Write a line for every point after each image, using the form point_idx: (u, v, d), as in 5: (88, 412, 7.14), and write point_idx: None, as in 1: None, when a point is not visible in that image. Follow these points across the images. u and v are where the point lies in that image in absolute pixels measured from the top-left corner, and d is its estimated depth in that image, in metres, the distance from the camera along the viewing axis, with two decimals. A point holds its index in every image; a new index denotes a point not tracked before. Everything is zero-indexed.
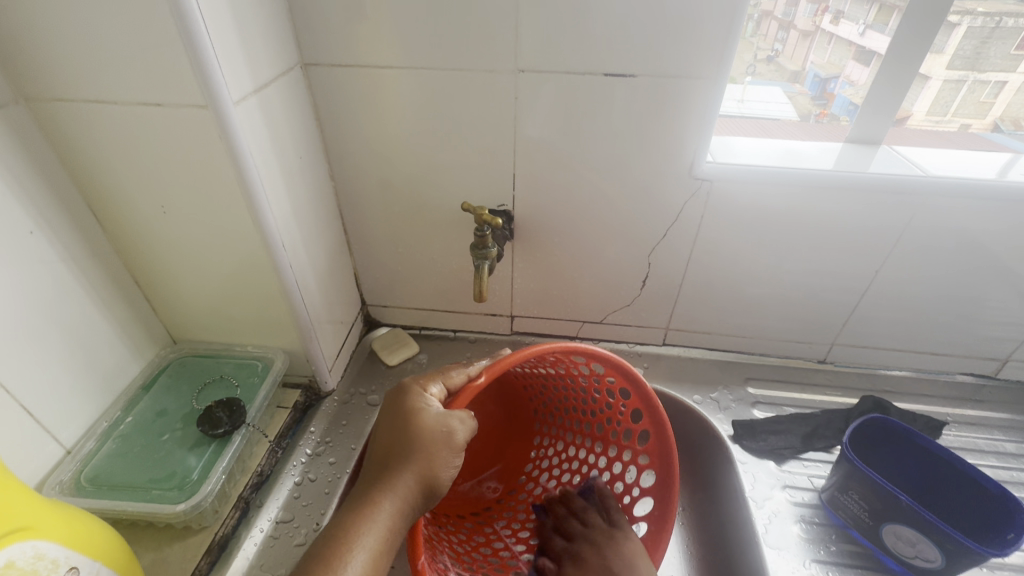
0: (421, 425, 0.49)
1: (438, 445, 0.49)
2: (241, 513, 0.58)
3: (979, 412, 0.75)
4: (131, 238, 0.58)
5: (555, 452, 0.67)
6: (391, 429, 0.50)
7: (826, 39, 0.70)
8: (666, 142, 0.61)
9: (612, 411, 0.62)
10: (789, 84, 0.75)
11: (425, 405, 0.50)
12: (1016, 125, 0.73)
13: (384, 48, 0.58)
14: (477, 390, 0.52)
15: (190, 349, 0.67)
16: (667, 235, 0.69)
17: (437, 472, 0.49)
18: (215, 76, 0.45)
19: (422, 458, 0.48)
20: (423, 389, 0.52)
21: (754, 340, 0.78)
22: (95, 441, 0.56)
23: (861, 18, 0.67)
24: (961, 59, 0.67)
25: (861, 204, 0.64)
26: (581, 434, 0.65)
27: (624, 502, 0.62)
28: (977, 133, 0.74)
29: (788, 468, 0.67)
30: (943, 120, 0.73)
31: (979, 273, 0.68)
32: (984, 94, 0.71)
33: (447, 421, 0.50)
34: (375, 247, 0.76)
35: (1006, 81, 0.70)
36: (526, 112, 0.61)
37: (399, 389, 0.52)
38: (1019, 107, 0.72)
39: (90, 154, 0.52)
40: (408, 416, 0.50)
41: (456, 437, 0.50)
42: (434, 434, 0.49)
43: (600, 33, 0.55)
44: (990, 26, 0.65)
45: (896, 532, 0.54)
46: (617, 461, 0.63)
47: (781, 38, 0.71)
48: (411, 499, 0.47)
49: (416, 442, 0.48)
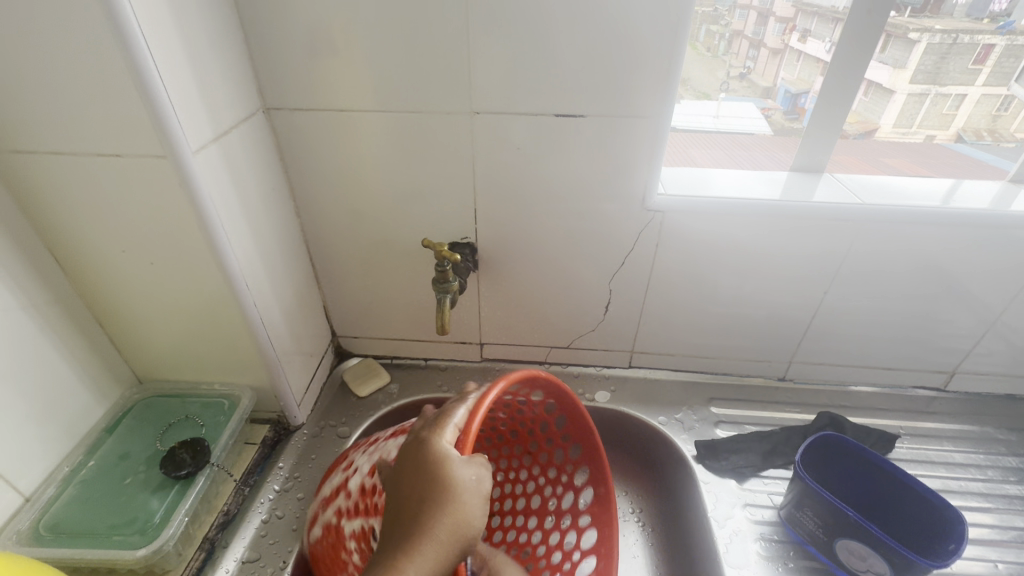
0: (447, 471, 0.43)
1: (461, 500, 0.42)
2: (206, 554, 0.58)
3: (931, 424, 0.78)
4: (93, 282, 0.58)
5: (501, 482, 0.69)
6: (414, 481, 0.43)
7: (796, 56, 0.73)
8: (619, 175, 0.64)
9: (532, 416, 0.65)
10: (763, 100, 0.79)
11: (449, 452, 0.43)
12: (977, 135, 0.79)
13: (345, 92, 0.61)
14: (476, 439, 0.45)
15: (156, 390, 0.67)
16: (625, 263, 0.71)
17: (467, 533, 0.42)
18: (174, 129, 0.47)
19: (453, 510, 0.42)
20: (438, 438, 0.44)
21: (718, 360, 0.81)
22: (55, 487, 0.56)
23: (827, 37, 0.67)
24: (922, 74, 0.71)
25: (807, 229, 0.67)
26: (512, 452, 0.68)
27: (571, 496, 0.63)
28: (941, 142, 0.81)
29: (749, 486, 0.69)
30: (910, 131, 0.79)
31: (921, 290, 0.72)
32: (947, 106, 0.75)
33: (472, 472, 0.43)
34: (344, 280, 0.77)
35: (966, 94, 0.74)
36: (484, 150, 0.63)
37: (418, 439, 0.45)
38: (980, 119, 0.77)
39: (50, 203, 0.52)
40: (430, 472, 0.43)
41: (485, 487, 0.44)
42: (462, 486, 0.42)
43: (551, 75, 0.58)
44: (947, 43, 0.69)
45: (848, 546, 0.56)
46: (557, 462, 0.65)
47: (753, 55, 0.76)
48: (446, 561, 0.41)
49: (447, 497, 0.42)
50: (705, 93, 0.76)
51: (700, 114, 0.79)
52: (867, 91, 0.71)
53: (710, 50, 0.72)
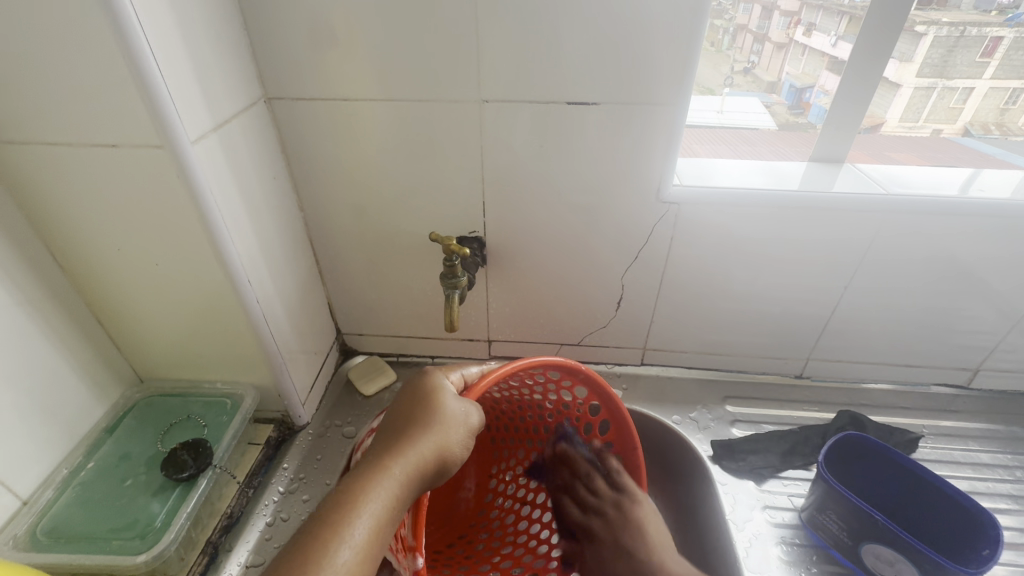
0: (442, 402, 0.49)
1: (454, 424, 0.48)
2: (210, 558, 0.56)
3: (954, 423, 0.76)
4: (92, 278, 0.56)
5: (518, 472, 0.67)
6: (410, 404, 0.49)
7: (800, 49, 0.71)
8: (633, 166, 0.61)
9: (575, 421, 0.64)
10: (767, 95, 0.78)
11: (447, 386, 0.51)
12: (985, 129, 0.76)
13: (348, 81, 0.58)
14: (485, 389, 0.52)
15: (157, 389, 0.65)
16: (638, 257, 0.69)
17: (450, 451, 0.48)
18: (171, 117, 0.45)
19: (439, 425, 0.48)
20: (445, 374, 0.53)
21: (732, 357, 0.79)
22: (54, 489, 0.54)
23: (832, 30, 0.67)
24: (930, 67, 0.69)
25: (828, 221, 0.65)
26: (544, 453, 0.66)
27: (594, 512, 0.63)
28: (947, 136, 0.78)
29: (768, 488, 0.66)
30: (916, 126, 0.75)
31: (945, 285, 0.69)
32: (954, 100, 0.73)
33: (465, 405, 0.50)
34: (348, 276, 0.75)
35: (973, 87, 0.72)
36: (493, 140, 0.61)
37: (420, 372, 0.53)
38: (988, 112, 0.74)
39: (45, 196, 0.50)
40: (432, 396, 0.50)
41: (472, 420, 0.50)
42: (453, 413, 0.49)
43: (563, 61, 0.56)
44: (955, 35, 0.67)
45: (874, 551, 0.54)
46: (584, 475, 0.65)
47: (757, 50, 0.73)
48: (425, 469, 0.46)
49: (437, 416, 0.48)
50: (706, 87, 0.73)
51: (704, 109, 0.76)
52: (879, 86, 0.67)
53: (714, 44, 0.69)
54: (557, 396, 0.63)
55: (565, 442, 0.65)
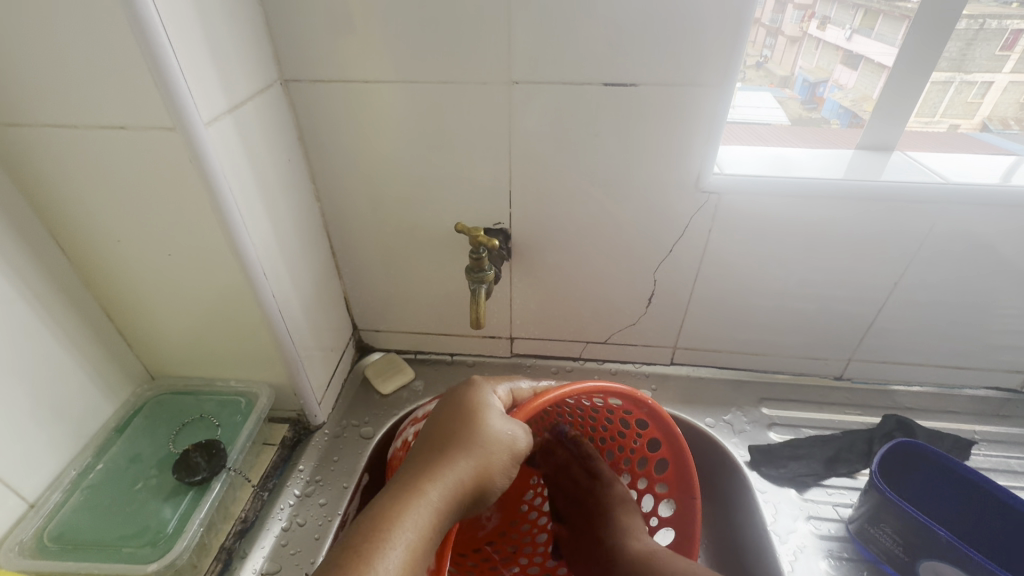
0: (487, 422, 0.47)
1: (499, 448, 0.46)
2: (223, 565, 0.54)
3: (1006, 429, 0.71)
4: (101, 270, 0.54)
5: (556, 485, 0.64)
6: (452, 422, 0.48)
7: (814, 44, 0.67)
8: (670, 154, 0.57)
9: (626, 439, 0.62)
10: (779, 90, 0.71)
11: (493, 404, 0.49)
12: (1004, 125, 0.70)
13: (369, 62, 0.55)
14: (534, 409, 0.50)
15: (169, 386, 0.63)
16: (673, 250, 0.65)
17: (490, 477, 0.46)
18: (184, 96, 0.42)
19: (480, 446, 0.46)
20: (491, 390, 0.51)
21: (768, 357, 0.75)
22: (61, 492, 0.52)
23: (846, 23, 0.65)
24: (949, 62, 0.62)
25: (879, 213, 0.60)
26: (584, 464, 0.64)
27: (641, 529, 0.61)
28: (965, 133, 0.71)
29: (811, 497, 0.62)
30: (932, 121, 0.70)
31: (1003, 283, 0.64)
32: (972, 94, 0.67)
33: (511, 427, 0.48)
34: (366, 269, 0.72)
35: (993, 81, 0.67)
36: (522, 125, 0.57)
37: (468, 384, 0.51)
38: (1008, 107, 0.69)
39: (51, 183, 0.48)
40: (478, 413, 0.48)
41: (517, 445, 0.47)
42: (498, 435, 0.47)
43: (599, 39, 0.52)
44: (974, 28, 0.60)
45: (935, 569, 0.50)
46: (629, 488, 0.63)
47: (769, 44, 0.66)
48: (461, 494, 0.44)
49: (481, 437, 0.46)
50: None
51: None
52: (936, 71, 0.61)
53: None
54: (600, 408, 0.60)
55: (608, 450, 0.65)
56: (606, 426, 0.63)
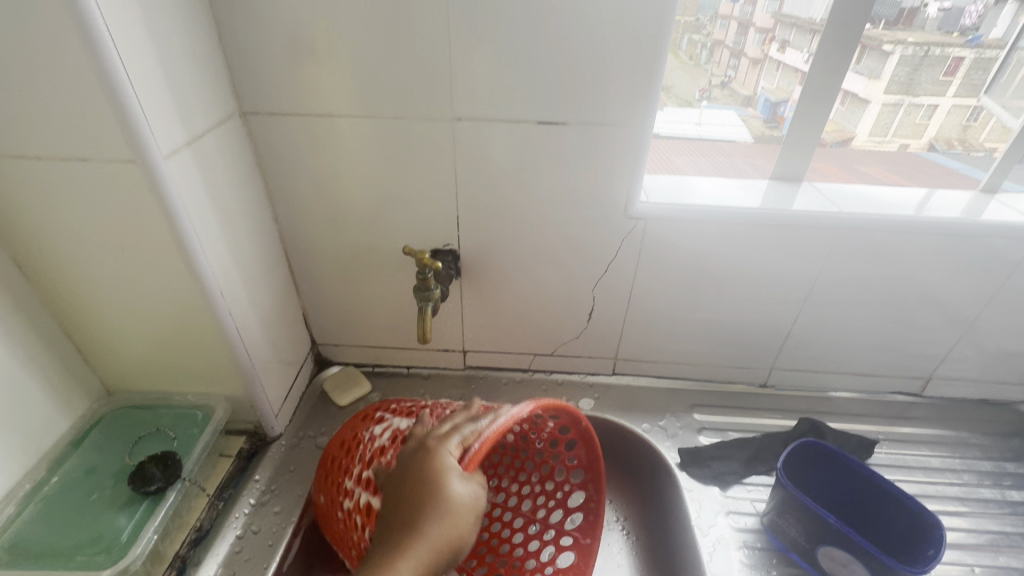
0: (449, 487, 0.46)
1: (465, 508, 0.46)
2: (177, 573, 0.56)
3: (908, 429, 0.80)
4: (59, 290, 0.56)
5: (486, 468, 0.70)
6: (416, 490, 0.47)
7: (774, 66, 0.73)
8: (603, 184, 0.64)
9: (542, 429, 0.65)
10: (744, 108, 0.81)
11: (453, 467, 0.48)
12: (949, 144, 0.81)
13: (323, 96, 0.59)
14: (481, 457, 0.49)
15: (126, 400, 0.65)
16: (609, 269, 0.71)
17: (460, 535, 0.46)
18: (143, 132, 0.45)
19: (446, 518, 0.45)
20: (446, 449, 0.49)
21: (700, 367, 0.81)
22: (15, 505, 0.53)
23: (805, 47, 0.68)
24: (898, 85, 0.73)
25: (786, 237, 0.68)
26: (507, 449, 0.69)
27: (556, 516, 0.64)
28: (915, 151, 0.83)
29: (732, 493, 0.69)
30: (886, 141, 0.81)
31: (896, 296, 0.73)
32: (920, 116, 0.77)
33: (473, 489, 0.47)
34: (324, 287, 0.75)
35: (937, 105, 0.76)
36: (466, 156, 0.62)
37: (424, 450, 0.49)
38: (951, 130, 0.79)
39: (13, 208, 0.50)
40: (436, 484, 0.46)
41: (478, 498, 0.48)
42: (462, 499, 0.46)
43: (535, 81, 0.58)
44: (920, 54, 0.71)
45: (829, 553, 0.56)
46: (550, 478, 0.66)
47: (733, 65, 0.76)
48: (435, 564, 0.44)
49: (444, 506, 0.45)
50: (684, 100, 0.77)
51: (684, 121, 0.81)
52: (844, 101, 0.72)
53: (692, 58, 0.73)
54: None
55: (526, 445, 0.67)
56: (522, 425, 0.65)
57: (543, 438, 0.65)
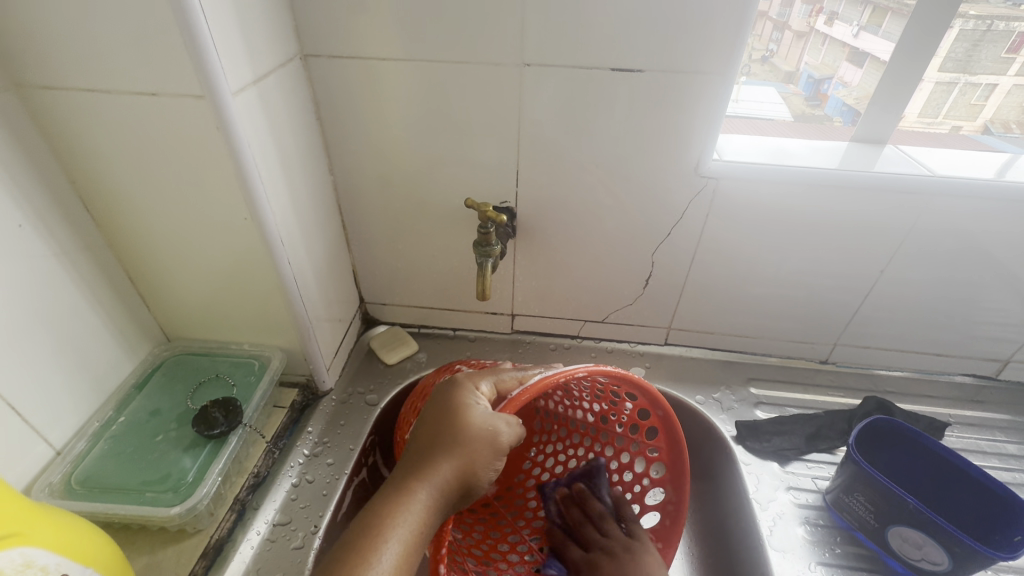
0: (468, 421, 0.47)
1: (482, 444, 0.46)
2: (237, 516, 0.57)
3: (979, 413, 0.75)
4: (124, 234, 0.56)
5: (558, 441, 0.69)
6: (437, 422, 0.47)
7: (820, 39, 0.70)
8: (673, 140, 0.60)
9: (618, 407, 0.63)
10: (783, 85, 0.74)
11: (475, 403, 0.48)
12: (1006, 128, 0.72)
13: (386, 40, 0.57)
14: (520, 403, 0.49)
15: (185, 347, 0.65)
16: (672, 233, 0.68)
17: (477, 472, 0.46)
18: (214, 66, 0.44)
19: (463, 454, 0.46)
20: (473, 386, 0.50)
21: (757, 340, 0.78)
22: (85, 441, 0.55)
23: (855, 20, 0.67)
24: (953, 62, 0.66)
25: (868, 202, 0.63)
26: (581, 425, 0.66)
27: (634, 490, 0.65)
28: (968, 135, 0.72)
29: (792, 469, 0.66)
30: (935, 122, 0.72)
31: (980, 273, 0.67)
32: (975, 96, 0.70)
33: (493, 421, 0.47)
34: (375, 244, 0.74)
35: (996, 84, 0.69)
36: (531, 106, 0.59)
37: (452, 382, 0.50)
38: (1010, 110, 0.71)
39: (82, 146, 0.50)
40: (457, 413, 0.47)
41: (500, 440, 0.47)
42: (478, 432, 0.46)
43: (609, 25, 0.54)
44: (982, 29, 0.63)
45: (902, 534, 0.54)
46: (625, 452, 0.65)
47: (776, 37, 0.70)
48: (448, 494, 0.45)
49: (463, 437, 0.46)
50: None
51: None
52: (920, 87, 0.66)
53: None
54: (593, 382, 0.61)
55: (604, 429, 0.65)
56: (600, 405, 0.64)
57: (621, 418, 0.63)
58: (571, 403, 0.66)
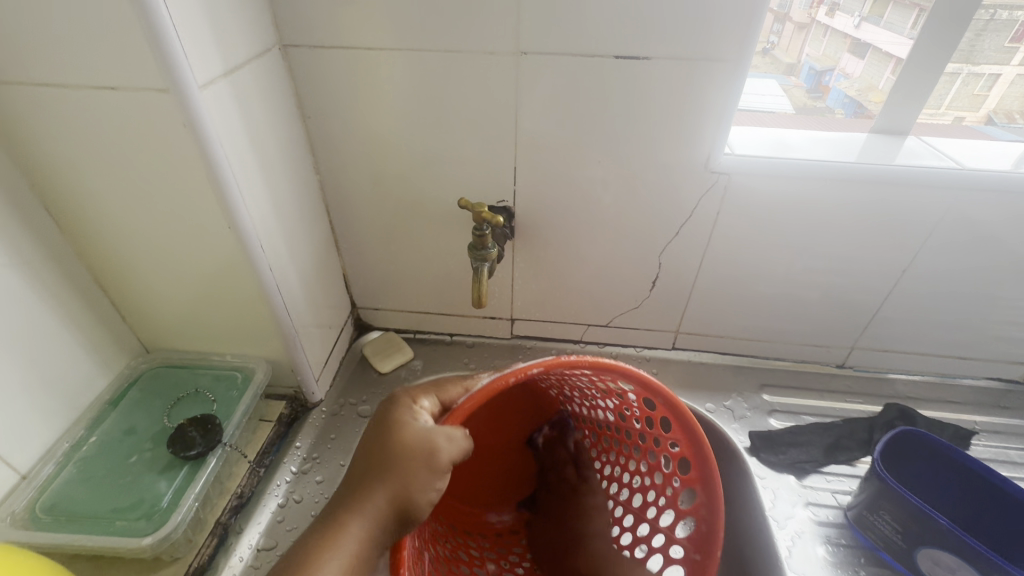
0: (402, 439, 0.43)
1: (416, 465, 0.42)
2: (219, 540, 0.53)
3: (1007, 420, 0.71)
4: (92, 241, 0.52)
5: (580, 449, 0.61)
6: (366, 443, 0.43)
7: (821, 31, 0.64)
8: (682, 133, 0.56)
9: (629, 408, 0.53)
10: (785, 78, 0.68)
11: (412, 419, 0.44)
12: (1009, 118, 0.67)
13: (371, 28, 0.53)
14: (464, 412, 0.45)
15: (164, 359, 0.62)
16: (680, 232, 0.64)
17: (414, 495, 0.42)
18: (178, 57, 0.40)
19: (393, 477, 0.41)
20: (413, 401, 0.46)
21: (770, 343, 0.74)
22: (53, 464, 0.51)
23: (856, 10, 0.62)
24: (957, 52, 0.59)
25: (891, 198, 0.59)
26: (602, 430, 0.58)
27: (659, 514, 0.53)
28: (970, 126, 0.67)
29: (810, 483, 0.63)
30: (938, 113, 0.66)
31: (1010, 273, 0.63)
32: (978, 86, 0.64)
33: (430, 436, 0.43)
34: (366, 247, 0.70)
35: (999, 74, 0.63)
36: (529, 98, 0.55)
37: (390, 398, 0.46)
38: (1013, 100, 0.66)
39: (41, 147, 0.46)
40: (391, 431, 0.43)
41: (439, 456, 0.43)
42: (412, 452, 0.42)
43: (612, 9, 0.50)
44: (985, 18, 0.58)
45: (933, 557, 0.50)
46: (649, 465, 0.54)
47: (777, 29, 0.63)
48: (382, 523, 0.41)
49: (392, 459, 0.42)
50: None
51: None
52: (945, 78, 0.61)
53: None
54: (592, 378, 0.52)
55: (625, 428, 0.55)
56: (612, 401, 0.55)
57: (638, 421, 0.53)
58: (590, 404, 0.58)
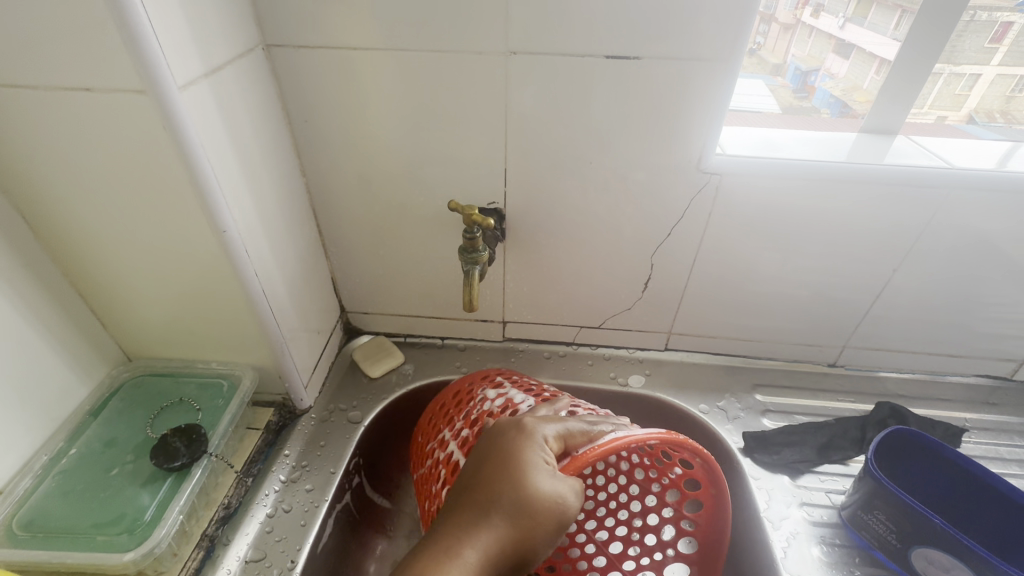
0: (535, 481, 0.40)
1: (547, 514, 0.40)
2: (205, 553, 0.52)
3: (995, 416, 0.72)
4: (70, 247, 0.51)
5: (586, 455, 0.67)
6: (494, 476, 0.41)
7: (807, 31, 0.63)
8: (672, 134, 0.55)
9: (655, 430, 0.58)
10: (771, 78, 0.67)
11: (545, 460, 0.42)
12: (989, 117, 0.67)
13: (357, 27, 0.52)
14: (584, 462, 0.43)
15: (147, 367, 0.60)
16: (672, 233, 0.63)
17: (535, 546, 0.40)
18: (156, 57, 0.39)
19: (524, 521, 0.39)
20: (542, 436, 0.44)
21: (762, 343, 0.74)
22: (31, 479, 0.50)
23: (841, 12, 0.61)
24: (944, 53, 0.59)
25: (881, 197, 0.59)
26: (615, 442, 0.63)
27: (669, 516, 0.60)
28: (952, 125, 0.67)
29: (804, 483, 0.62)
30: (920, 113, 0.66)
31: (998, 271, 0.63)
32: (960, 86, 0.64)
33: (562, 488, 0.41)
34: (354, 250, 0.69)
35: (982, 74, 0.63)
36: (519, 99, 0.55)
37: (520, 429, 0.44)
38: (994, 100, 0.66)
39: (14, 151, 0.44)
40: (524, 466, 0.41)
41: (568, 510, 0.41)
42: (545, 498, 0.40)
43: (601, 8, 0.49)
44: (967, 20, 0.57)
45: (927, 556, 0.50)
46: (661, 475, 0.60)
47: (763, 31, 0.61)
48: (499, 567, 0.39)
49: (527, 502, 0.40)
50: None
51: None
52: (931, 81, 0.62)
53: None
54: None
55: (639, 450, 0.61)
56: None
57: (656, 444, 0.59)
58: None
